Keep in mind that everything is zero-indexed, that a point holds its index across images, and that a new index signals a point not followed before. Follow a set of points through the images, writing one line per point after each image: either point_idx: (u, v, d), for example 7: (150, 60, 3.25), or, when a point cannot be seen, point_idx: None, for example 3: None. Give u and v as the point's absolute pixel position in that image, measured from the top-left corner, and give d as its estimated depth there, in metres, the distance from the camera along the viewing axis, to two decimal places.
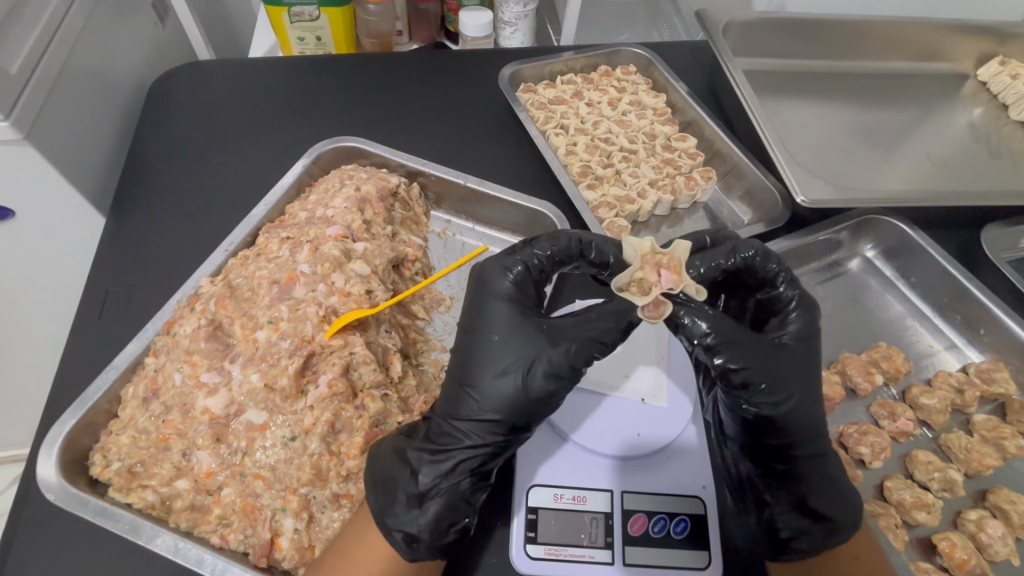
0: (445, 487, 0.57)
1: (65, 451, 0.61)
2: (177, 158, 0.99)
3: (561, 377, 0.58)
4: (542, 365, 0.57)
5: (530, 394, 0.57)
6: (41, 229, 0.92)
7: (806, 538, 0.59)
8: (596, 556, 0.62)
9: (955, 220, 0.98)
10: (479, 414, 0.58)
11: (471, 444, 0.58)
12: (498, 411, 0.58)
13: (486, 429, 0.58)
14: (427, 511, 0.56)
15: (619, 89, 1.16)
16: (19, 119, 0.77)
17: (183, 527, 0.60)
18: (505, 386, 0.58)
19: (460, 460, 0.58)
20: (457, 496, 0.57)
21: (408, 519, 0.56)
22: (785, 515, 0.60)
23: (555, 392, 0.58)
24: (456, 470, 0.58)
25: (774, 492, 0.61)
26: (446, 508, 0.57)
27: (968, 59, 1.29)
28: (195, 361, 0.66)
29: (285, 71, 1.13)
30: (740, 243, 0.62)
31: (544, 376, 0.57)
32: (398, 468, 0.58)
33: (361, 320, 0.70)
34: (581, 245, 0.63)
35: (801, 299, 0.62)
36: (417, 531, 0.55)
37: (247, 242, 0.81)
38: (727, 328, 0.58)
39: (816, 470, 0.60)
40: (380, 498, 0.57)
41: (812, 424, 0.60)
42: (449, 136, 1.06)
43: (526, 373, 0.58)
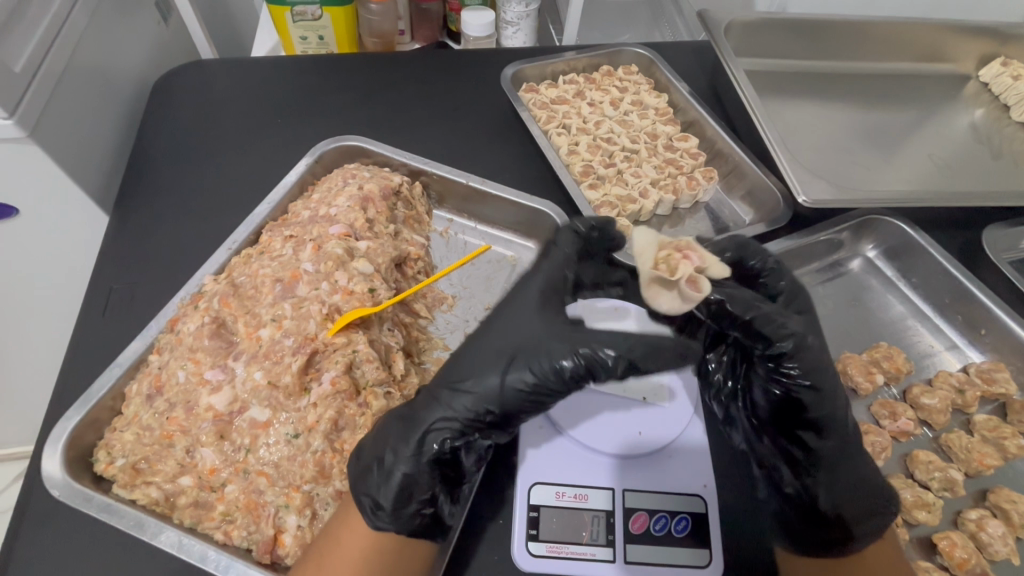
0: (415, 463, 0.56)
1: (69, 448, 0.62)
2: (181, 157, 0.99)
3: (548, 381, 0.56)
4: (528, 364, 0.57)
5: (512, 390, 0.57)
6: (44, 227, 0.92)
7: (855, 522, 0.59)
8: (597, 554, 0.62)
9: (956, 220, 0.98)
10: (458, 397, 0.58)
11: (444, 425, 0.57)
12: (477, 392, 0.57)
13: (461, 403, 0.57)
14: (391, 478, 0.55)
15: (620, 89, 1.16)
16: (24, 117, 0.77)
17: (187, 523, 0.60)
18: (489, 376, 0.57)
19: (433, 439, 0.57)
20: (427, 475, 0.57)
21: (376, 485, 0.56)
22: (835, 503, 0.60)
23: (537, 393, 0.57)
24: (427, 450, 0.57)
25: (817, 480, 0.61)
26: (409, 478, 0.56)
27: (969, 60, 1.29)
28: (198, 358, 0.67)
29: (288, 70, 1.13)
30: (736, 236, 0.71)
31: (528, 372, 0.57)
32: (385, 444, 0.57)
33: (364, 318, 0.70)
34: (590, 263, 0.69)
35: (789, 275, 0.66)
36: (379, 502, 0.55)
37: (250, 240, 0.82)
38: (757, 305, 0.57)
39: (850, 453, 0.61)
40: (359, 466, 0.58)
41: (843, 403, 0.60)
42: (451, 135, 1.06)
43: (511, 366, 0.57)
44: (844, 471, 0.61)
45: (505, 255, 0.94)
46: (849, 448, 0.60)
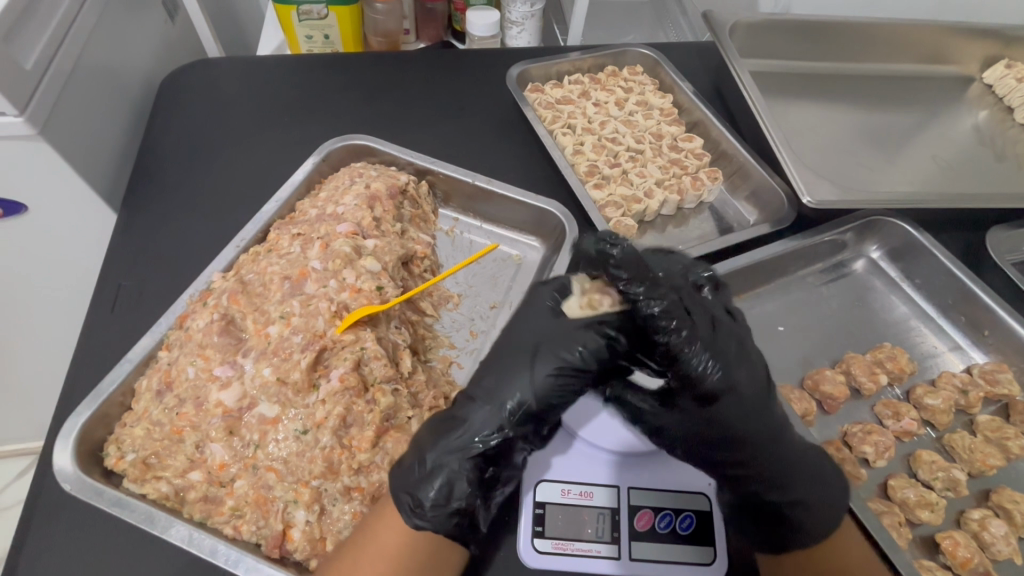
0: (462, 463, 0.57)
1: (80, 442, 0.62)
2: (189, 154, 1.00)
3: (574, 368, 0.60)
4: (565, 364, 0.60)
5: (551, 389, 0.60)
6: (52, 224, 0.93)
7: (784, 490, 0.65)
8: (604, 551, 0.63)
9: (960, 221, 0.99)
10: (500, 401, 0.59)
11: (493, 425, 0.58)
12: (510, 389, 0.60)
13: (499, 401, 0.59)
14: (432, 476, 0.56)
15: (625, 90, 1.17)
16: (34, 114, 0.78)
17: (197, 518, 0.61)
18: (527, 378, 0.60)
19: (480, 438, 0.58)
20: (476, 477, 0.57)
21: (414, 481, 0.57)
22: (758, 472, 0.65)
23: (567, 381, 0.60)
24: (474, 451, 0.58)
25: (731, 451, 0.64)
26: (450, 476, 0.56)
27: (973, 62, 1.29)
28: (208, 355, 0.67)
29: (294, 69, 1.14)
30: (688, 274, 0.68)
31: (564, 371, 0.60)
32: (431, 446, 0.58)
33: (372, 316, 0.71)
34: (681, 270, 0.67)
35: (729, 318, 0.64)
36: (428, 504, 0.55)
37: (258, 237, 0.82)
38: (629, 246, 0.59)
39: (739, 419, 0.62)
40: (400, 471, 0.58)
41: (758, 454, 0.64)
42: (457, 134, 1.06)
43: (535, 360, 0.61)
44: (750, 438, 0.63)
45: (510, 254, 0.94)
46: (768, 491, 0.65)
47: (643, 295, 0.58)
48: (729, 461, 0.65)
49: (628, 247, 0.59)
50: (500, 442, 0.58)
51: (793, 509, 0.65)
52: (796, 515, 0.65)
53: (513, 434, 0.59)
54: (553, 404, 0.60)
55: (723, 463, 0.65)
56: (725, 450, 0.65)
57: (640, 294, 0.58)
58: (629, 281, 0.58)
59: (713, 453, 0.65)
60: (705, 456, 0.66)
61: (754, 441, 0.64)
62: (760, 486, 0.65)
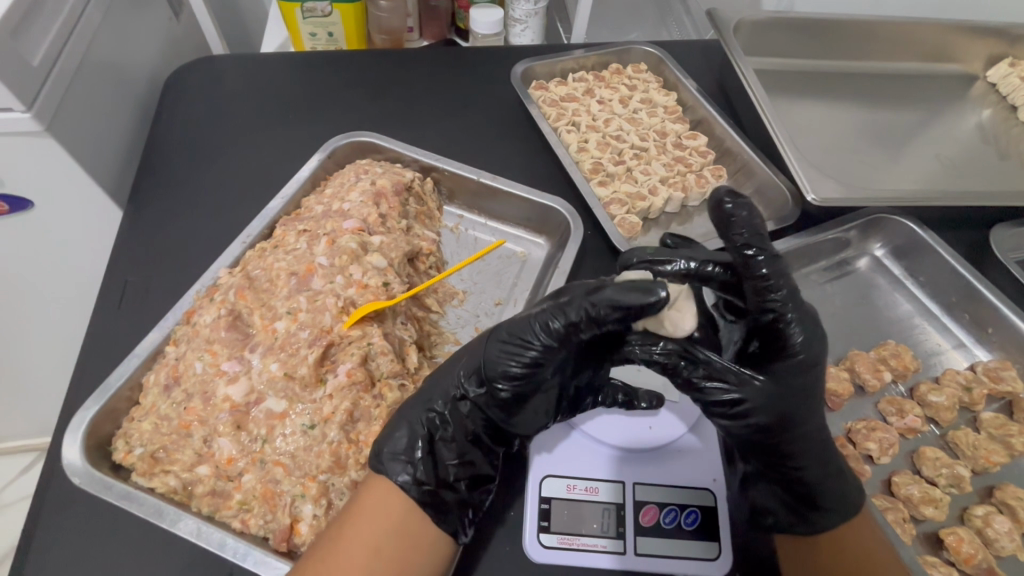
0: (419, 420, 0.62)
1: (89, 436, 0.63)
2: (195, 151, 1.00)
3: (524, 344, 0.60)
4: (507, 334, 0.61)
5: (497, 362, 0.60)
6: (57, 220, 0.93)
7: (825, 477, 0.60)
8: (608, 546, 0.63)
9: (964, 219, 0.99)
10: (455, 367, 0.64)
11: (447, 387, 0.64)
12: (468, 361, 0.64)
13: (461, 373, 0.63)
14: (395, 433, 0.61)
15: (629, 87, 1.17)
16: (41, 111, 0.78)
17: (204, 511, 0.61)
18: (480, 350, 0.63)
19: (438, 399, 0.63)
20: (428, 435, 0.61)
21: (384, 438, 0.61)
22: (801, 457, 0.60)
23: (518, 356, 0.60)
24: (428, 410, 0.63)
25: (795, 429, 0.58)
26: (409, 433, 0.61)
27: (977, 60, 1.29)
28: (215, 350, 0.68)
29: (299, 66, 1.14)
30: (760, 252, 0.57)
31: (512, 343, 0.60)
32: (406, 410, 0.63)
33: (378, 312, 0.71)
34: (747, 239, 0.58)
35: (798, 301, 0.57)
36: (384, 454, 0.60)
37: (264, 234, 0.82)
38: (760, 217, 0.58)
39: (813, 390, 0.58)
40: (383, 437, 0.62)
41: (819, 444, 0.60)
42: (462, 131, 1.06)
43: (494, 336, 0.62)
44: (813, 416, 0.59)
45: (515, 251, 0.95)
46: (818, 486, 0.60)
47: (765, 269, 0.56)
48: (786, 444, 0.59)
49: (758, 222, 0.58)
50: (451, 404, 0.63)
51: (835, 502, 0.60)
52: (832, 505, 0.60)
53: (468, 399, 0.63)
54: (505, 374, 0.60)
55: (777, 445, 0.60)
56: (786, 429, 0.58)
57: (764, 271, 0.56)
58: (753, 254, 0.56)
59: (776, 432, 0.59)
60: (763, 436, 0.59)
61: (811, 422, 0.59)
62: (806, 474, 0.60)
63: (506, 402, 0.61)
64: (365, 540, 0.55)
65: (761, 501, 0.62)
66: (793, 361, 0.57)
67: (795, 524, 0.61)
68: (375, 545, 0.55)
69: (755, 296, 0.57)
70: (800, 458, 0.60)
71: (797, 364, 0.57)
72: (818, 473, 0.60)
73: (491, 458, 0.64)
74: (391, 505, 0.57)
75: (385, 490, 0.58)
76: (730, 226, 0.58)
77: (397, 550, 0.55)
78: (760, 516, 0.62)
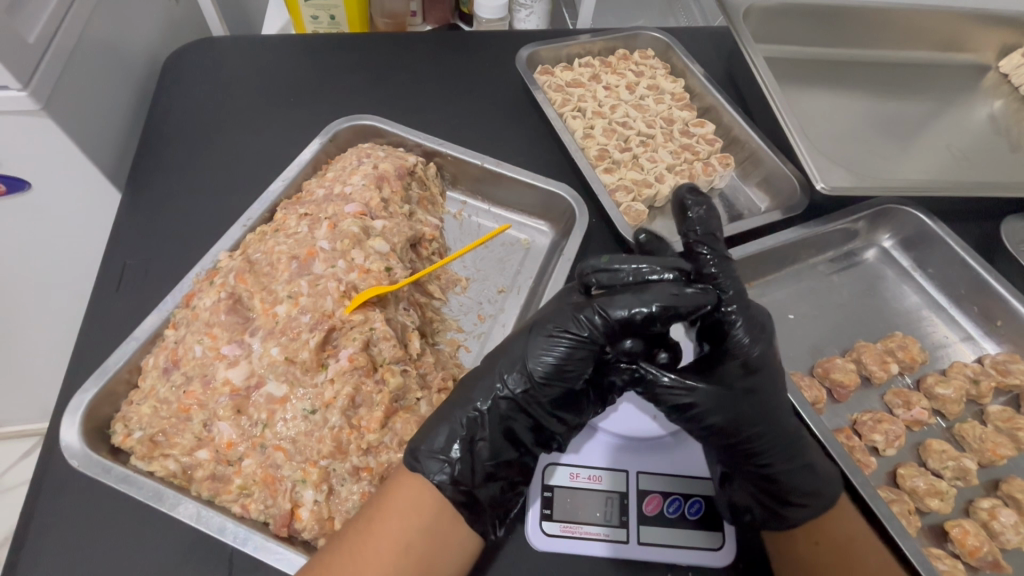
0: (458, 420, 0.60)
1: (87, 419, 0.62)
2: (194, 132, 0.98)
3: (574, 339, 0.59)
4: (555, 328, 0.59)
5: (548, 358, 0.59)
6: (54, 201, 0.92)
7: (795, 472, 0.60)
8: (610, 534, 0.62)
9: (975, 210, 0.97)
10: (496, 364, 0.62)
11: (489, 384, 0.61)
12: (509, 364, 0.61)
13: (501, 376, 0.61)
14: (437, 435, 0.59)
15: (636, 73, 1.15)
16: (38, 89, 0.77)
17: (204, 496, 0.61)
18: (520, 345, 0.61)
19: (479, 398, 0.61)
20: (468, 435, 0.59)
21: (434, 442, 0.59)
22: (770, 455, 0.60)
23: (567, 353, 0.59)
24: (469, 410, 0.60)
25: (753, 428, 0.59)
26: (450, 430, 0.59)
27: (989, 50, 1.27)
28: (215, 334, 0.67)
29: (300, 49, 1.12)
30: (718, 253, 0.62)
31: (562, 339, 0.59)
32: (444, 411, 0.61)
33: (381, 297, 0.71)
34: (704, 237, 0.63)
35: (747, 302, 0.61)
36: (421, 452, 0.58)
37: (265, 217, 0.81)
38: (716, 218, 0.64)
39: (764, 385, 0.60)
40: (421, 437, 0.60)
41: (784, 444, 0.60)
42: (466, 116, 1.05)
43: (533, 333, 0.61)
44: (772, 413, 0.60)
45: (519, 238, 0.93)
46: (791, 482, 0.60)
47: (713, 267, 0.61)
48: (750, 444, 0.60)
49: (714, 222, 0.64)
50: (492, 402, 0.60)
51: (807, 496, 0.60)
52: (805, 500, 0.60)
53: (510, 398, 0.60)
54: (550, 370, 0.59)
55: (739, 446, 0.60)
56: (742, 429, 0.59)
57: (712, 271, 0.61)
58: (701, 250, 0.62)
59: (732, 434, 0.60)
60: (720, 438, 0.60)
61: (767, 421, 0.60)
62: (773, 471, 0.60)
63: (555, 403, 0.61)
64: (393, 538, 0.55)
65: (739, 500, 0.62)
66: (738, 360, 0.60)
67: (771, 521, 0.61)
68: (404, 543, 0.54)
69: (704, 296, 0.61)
70: (765, 457, 0.60)
71: (742, 365, 0.60)
72: (784, 467, 0.60)
73: (527, 461, 0.62)
74: (423, 502, 0.56)
75: (418, 488, 0.57)
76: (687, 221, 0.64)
77: (425, 551, 0.55)
78: (738, 515, 0.62)
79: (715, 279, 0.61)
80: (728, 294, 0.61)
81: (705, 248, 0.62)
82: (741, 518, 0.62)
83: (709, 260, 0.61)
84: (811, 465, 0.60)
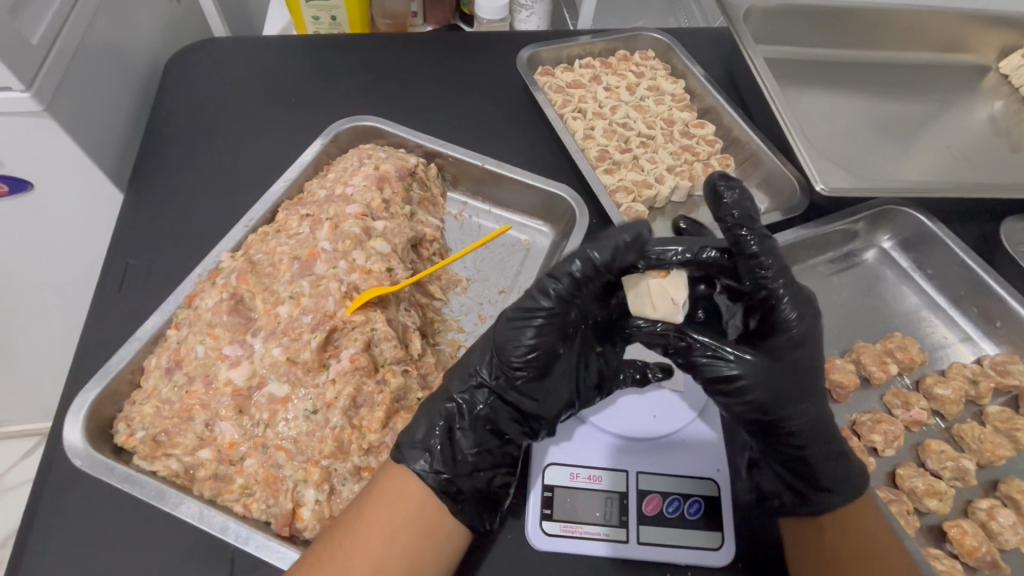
0: (438, 409, 0.61)
1: (90, 419, 0.63)
2: (196, 134, 0.99)
3: (539, 316, 0.60)
4: (517, 312, 0.61)
5: (515, 342, 0.61)
6: (57, 202, 0.92)
7: (827, 456, 0.61)
8: (609, 534, 0.63)
9: (975, 211, 0.97)
10: (472, 356, 0.64)
11: (465, 375, 0.63)
12: (482, 354, 0.64)
13: (475, 366, 0.63)
14: (418, 426, 0.61)
15: (637, 74, 1.15)
16: (40, 91, 0.77)
17: (206, 495, 0.61)
18: (490, 336, 0.64)
19: (456, 388, 0.63)
20: (448, 425, 0.61)
21: (416, 434, 0.60)
22: (804, 436, 0.61)
23: (533, 330, 0.61)
24: (447, 401, 0.62)
25: (792, 406, 0.60)
26: (430, 419, 0.61)
27: (990, 51, 1.27)
28: (217, 334, 0.67)
29: (301, 50, 1.12)
30: (760, 232, 0.60)
31: (528, 320, 0.61)
32: (426, 404, 0.62)
33: (382, 297, 0.71)
34: (741, 218, 0.60)
35: (793, 282, 0.59)
36: (404, 444, 0.59)
37: (267, 218, 0.82)
38: (751, 202, 0.62)
39: (807, 364, 0.60)
40: (408, 429, 0.61)
41: (819, 425, 0.62)
42: (467, 116, 1.05)
43: (500, 320, 0.63)
44: (811, 393, 0.61)
45: (520, 239, 0.94)
46: (820, 463, 0.61)
47: (756, 246, 0.59)
48: (787, 422, 0.61)
49: (750, 204, 0.62)
50: (469, 390, 0.63)
51: (838, 482, 0.61)
52: (835, 486, 0.61)
53: (484, 385, 0.63)
54: (517, 348, 0.61)
55: (776, 424, 0.61)
56: (784, 405, 0.60)
57: (754, 249, 0.59)
58: (738, 231, 0.60)
59: (772, 411, 0.60)
60: (759, 414, 0.61)
61: (806, 400, 0.60)
62: (806, 453, 0.61)
63: (528, 381, 0.62)
64: (381, 528, 0.55)
65: (767, 485, 0.65)
66: (785, 336, 0.59)
67: (800, 507, 0.62)
68: (390, 532, 0.55)
69: (746, 275, 0.60)
70: (798, 438, 0.61)
71: (788, 340, 0.59)
72: (818, 451, 0.62)
73: (510, 450, 0.63)
74: (409, 493, 0.57)
75: (403, 478, 0.58)
76: (722, 203, 0.62)
77: (411, 540, 0.55)
78: (766, 501, 0.64)
79: (758, 260, 0.59)
80: (772, 273, 0.59)
81: (746, 227, 0.60)
82: (770, 502, 0.64)
83: (750, 239, 0.59)
84: (841, 450, 0.62)
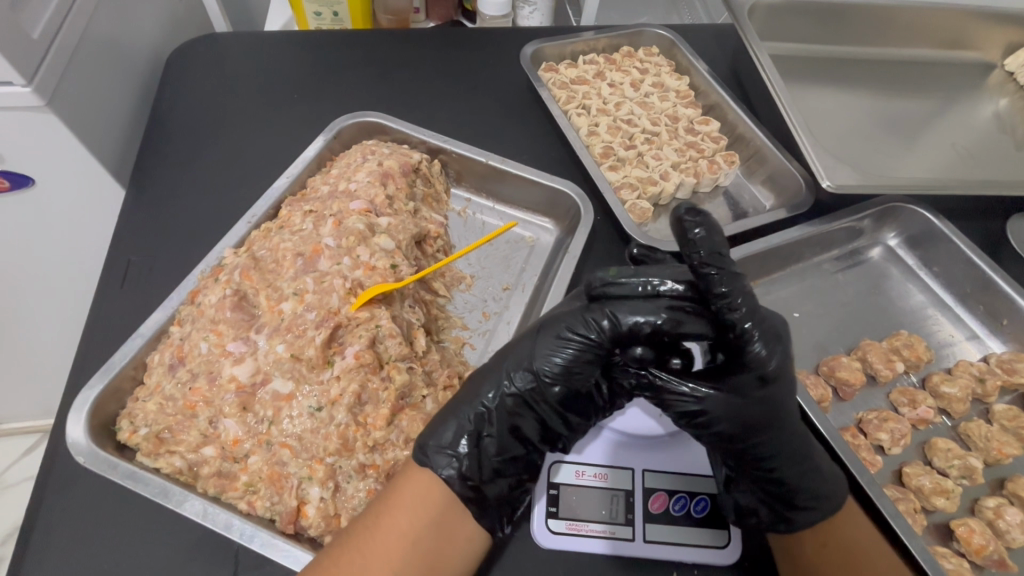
0: (467, 415, 0.60)
1: (93, 416, 0.62)
2: (198, 129, 0.98)
3: (582, 343, 0.59)
4: (563, 328, 0.59)
5: (556, 357, 0.59)
6: (58, 198, 0.92)
7: (802, 476, 0.59)
8: (615, 532, 0.62)
9: (981, 208, 0.97)
10: (504, 361, 0.62)
11: (497, 379, 0.61)
12: (517, 364, 0.61)
13: (508, 376, 0.61)
14: (443, 430, 0.59)
15: (641, 70, 1.14)
16: (41, 86, 0.77)
17: (210, 493, 0.61)
18: (529, 343, 0.61)
19: (487, 394, 0.61)
20: (475, 431, 0.59)
21: (441, 438, 0.59)
22: (777, 461, 0.59)
23: (575, 357, 0.59)
24: (476, 406, 0.60)
25: (761, 436, 0.58)
26: (456, 424, 0.60)
27: (995, 48, 1.26)
28: (220, 330, 0.67)
29: (303, 46, 1.12)
30: (733, 272, 0.54)
31: (569, 339, 0.59)
32: (452, 406, 0.61)
33: (386, 294, 0.71)
34: (708, 257, 0.54)
35: (768, 322, 0.55)
36: (429, 447, 0.58)
37: (270, 214, 0.81)
38: (720, 236, 0.56)
39: (778, 395, 0.57)
40: (428, 431, 0.60)
41: (794, 451, 0.59)
42: (470, 113, 1.04)
43: (540, 333, 0.61)
44: (785, 420, 0.58)
45: (524, 236, 0.93)
46: (798, 487, 0.59)
47: (725, 287, 0.53)
48: (759, 450, 0.59)
49: (717, 240, 0.56)
50: (500, 398, 0.60)
51: (814, 499, 0.59)
52: (812, 503, 0.59)
53: (516, 394, 0.60)
54: (555, 369, 0.59)
55: (745, 451, 0.59)
56: (753, 435, 0.58)
57: (724, 289, 0.53)
58: (707, 272, 0.54)
59: (742, 439, 0.58)
60: (729, 442, 0.59)
61: (776, 428, 0.58)
62: (782, 476, 0.59)
63: (557, 407, 0.61)
64: (402, 532, 0.55)
65: (744, 503, 0.61)
66: (753, 373, 0.55)
67: (777, 525, 0.61)
68: (412, 537, 0.55)
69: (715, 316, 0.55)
70: (773, 464, 0.59)
71: (757, 376, 0.55)
72: (795, 474, 0.59)
73: (534, 458, 0.61)
74: (431, 498, 0.57)
75: (427, 483, 0.57)
76: (687, 242, 0.56)
77: (433, 546, 0.55)
78: (743, 518, 0.61)
79: (730, 303, 0.53)
80: (743, 314, 0.53)
81: (716, 267, 0.54)
82: (746, 520, 0.61)
83: (720, 283, 0.53)
84: (819, 469, 0.60)
